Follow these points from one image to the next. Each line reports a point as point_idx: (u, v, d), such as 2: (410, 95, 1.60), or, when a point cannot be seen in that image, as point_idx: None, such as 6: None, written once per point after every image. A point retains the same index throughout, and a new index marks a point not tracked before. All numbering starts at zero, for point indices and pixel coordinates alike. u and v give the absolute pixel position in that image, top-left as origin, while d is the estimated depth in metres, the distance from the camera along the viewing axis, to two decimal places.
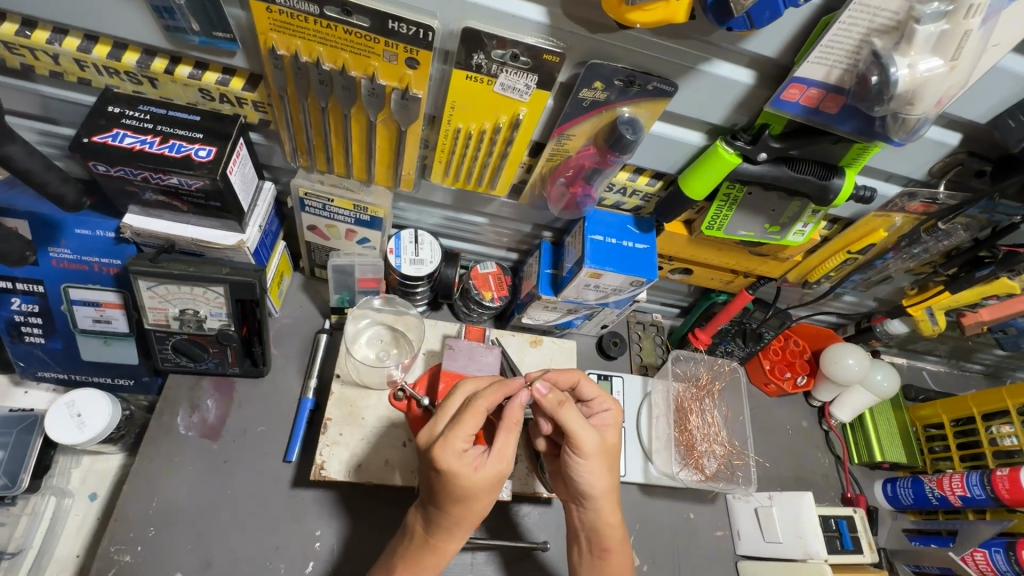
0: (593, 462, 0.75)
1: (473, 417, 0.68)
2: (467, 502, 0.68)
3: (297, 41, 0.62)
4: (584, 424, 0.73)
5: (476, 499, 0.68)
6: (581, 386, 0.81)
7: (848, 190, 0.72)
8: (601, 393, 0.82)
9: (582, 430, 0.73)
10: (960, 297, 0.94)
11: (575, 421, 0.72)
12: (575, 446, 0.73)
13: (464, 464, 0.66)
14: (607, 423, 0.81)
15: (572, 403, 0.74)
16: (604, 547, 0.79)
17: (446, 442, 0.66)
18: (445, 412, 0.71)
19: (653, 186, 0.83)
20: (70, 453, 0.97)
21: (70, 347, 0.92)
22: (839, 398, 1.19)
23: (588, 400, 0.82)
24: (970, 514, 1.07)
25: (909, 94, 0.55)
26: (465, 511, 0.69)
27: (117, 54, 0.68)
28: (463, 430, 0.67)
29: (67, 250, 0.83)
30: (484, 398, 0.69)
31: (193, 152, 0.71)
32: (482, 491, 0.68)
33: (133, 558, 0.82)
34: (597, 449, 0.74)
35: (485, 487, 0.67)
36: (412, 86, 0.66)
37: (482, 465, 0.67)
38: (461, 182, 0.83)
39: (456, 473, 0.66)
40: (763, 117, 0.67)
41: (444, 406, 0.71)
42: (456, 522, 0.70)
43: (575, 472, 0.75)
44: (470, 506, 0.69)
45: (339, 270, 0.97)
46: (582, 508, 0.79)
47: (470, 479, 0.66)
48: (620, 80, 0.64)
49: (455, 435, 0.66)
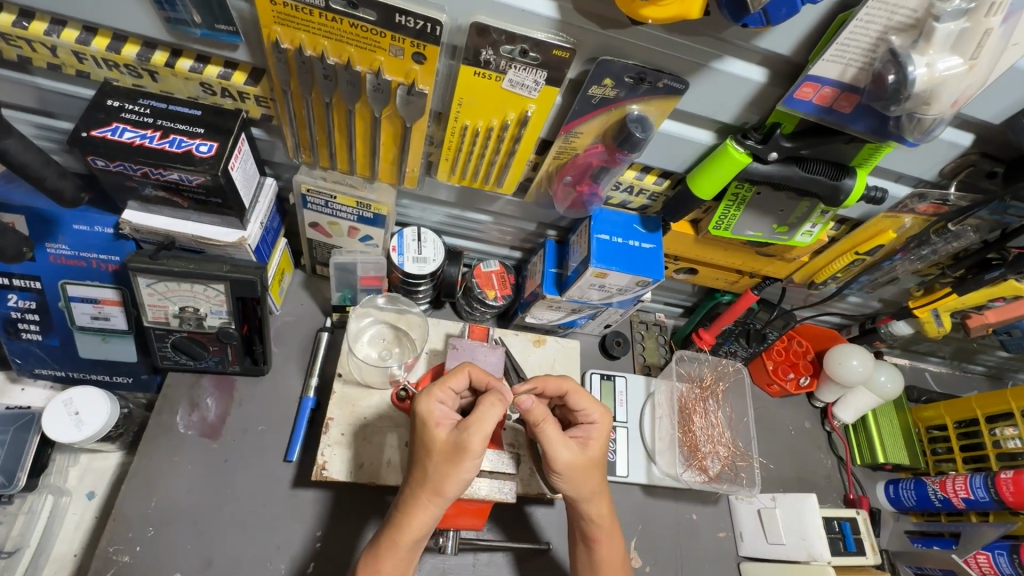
0: (568, 477, 0.75)
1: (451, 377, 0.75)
2: (425, 458, 0.69)
3: (301, 34, 0.61)
4: (560, 440, 0.74)
5: (433, 460, 0.68)
6: (569, 396, 0.80)
7: (859, 191, 0.71)
8: (590, 403, 0.80)
9: (556, 448, 0.74)
10: (967, 299, 0.93)
11: (549, 440, 0.73)
12: (550, 463, 0.74)
13: (430, 411, 0.70)
14: (592, 435, 0.78)
15: (550, 421, 0.74)
16: (594, 538, 0.79)
17: (419, 391, 0.73)
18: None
19: (660, 185, 0.82)
20: (67, 451, 0.95)
21: (68, 344, 0.91)
22: (842, 399, 1.18)
23: (578, 410, 0.80)
24: (973, 516, 1.07)
25: (926, 94, 0.54)
26: (422, 475, 0.69)
27: (117, 47, 0.66)
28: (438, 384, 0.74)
29: (65, 246, 0.82)
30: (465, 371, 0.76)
31: (194, 148, 0.70)
32: (438, 448, 0.68)
33: (132, 559, 0.81)
34: (571, 465, 0.74)
35: (442, 444, 0.68)
36: (418, 82, 0.65)
37: (445, 422, 0.70)
38: (465, 180, 0.82)
39: (420, 417, 0.70)
40: (774, 116, 0.66)
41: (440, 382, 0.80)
42: (415, 491, 0.69)
43: (553, 483, 0.77)
44: (428, 469, 0.68)
45: (341, 268, 0.96)
46: (572, 507, 0.79)
47: (429, 428, 0.69)
48: (630, 77, 0.63)
49: (429, 386, 0.73)
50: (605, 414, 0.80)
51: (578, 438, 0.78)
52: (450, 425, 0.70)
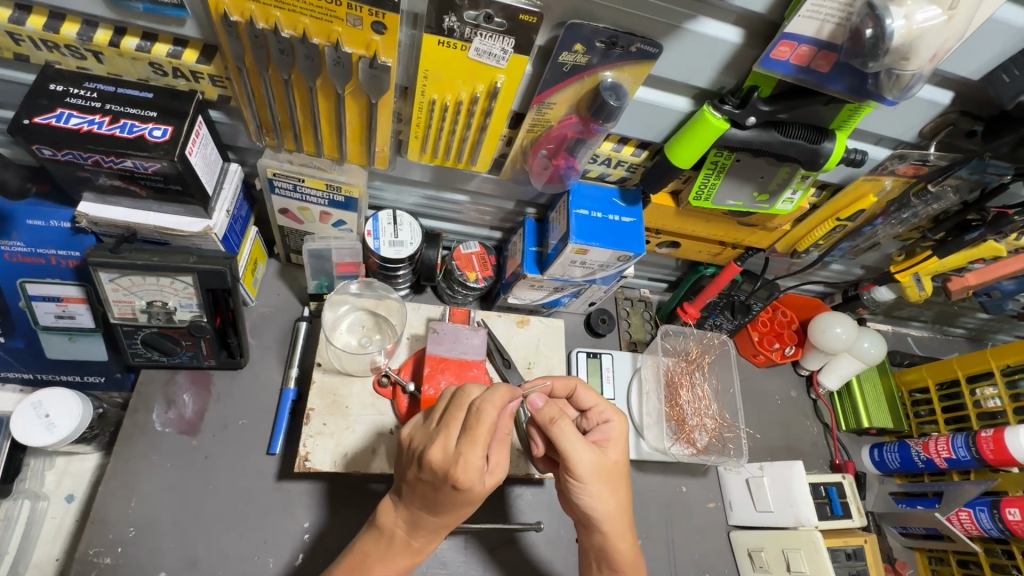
0: (593, 485, 0.71)
1: (486, 433, 0.62)
2: (462, 511, 0.66)
3: (251, 5, 0.57)
4: (578, 445, 0.70)
5: (468, 510, 0.66)
6: (578, 392, 0.79)
7: (839, 154, 0.69)
8: (599, 402, 0.79)
9: (575, 443, 0.70)
10: (947, 261, 0.94)
11: (567, 439, 0.70)
12: (570, 469, 0.70)
13: (478, 478, 0.62)
14: (610, 436, 0.76)
15: (567, 418, 0.71)
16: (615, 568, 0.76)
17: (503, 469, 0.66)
18: (456, 419, 0.64)
19: (639, 156, 0.80)
20: (42, 456, 0.93)
21: (33, 345, 0.87)
22: (826, 366, 1.19)
23: (588, 406, 0.79)
24: (955, 475, 1.09)
25: (905, 47, 0.52)
26: (453, 516, 0.67)
27: (54, 26, 0.62)
28: (477, 447, 0.62)
29: (20, 242, 0.78)
30: (495, 408, 0.63)
31: (147, 133, 0.66)
32: (480, 504, 0.65)
33: (114, 560, 0.79)
34: (593, 467, 0.70)
35: (484, 501, 0.65)
36: (380, 54, 0.62)
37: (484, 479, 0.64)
38: (438, 158, 0.79)
39: (469, 489, 0.62)
40: (751, 79, 0.64)
41: (453, 416, 0.64)
42: (439, 525, 0.69)
43: (575, 496, 0.72)
44: (461, 515, 0.67)
45: (315, 255, 0.93)
46: (592, 534, 0.75)
47: (475, 493, 0.63)
48: (602, 41, 0.60)
49: (472, 454, 0.61)
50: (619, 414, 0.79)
51: (597, 441, 0.76)
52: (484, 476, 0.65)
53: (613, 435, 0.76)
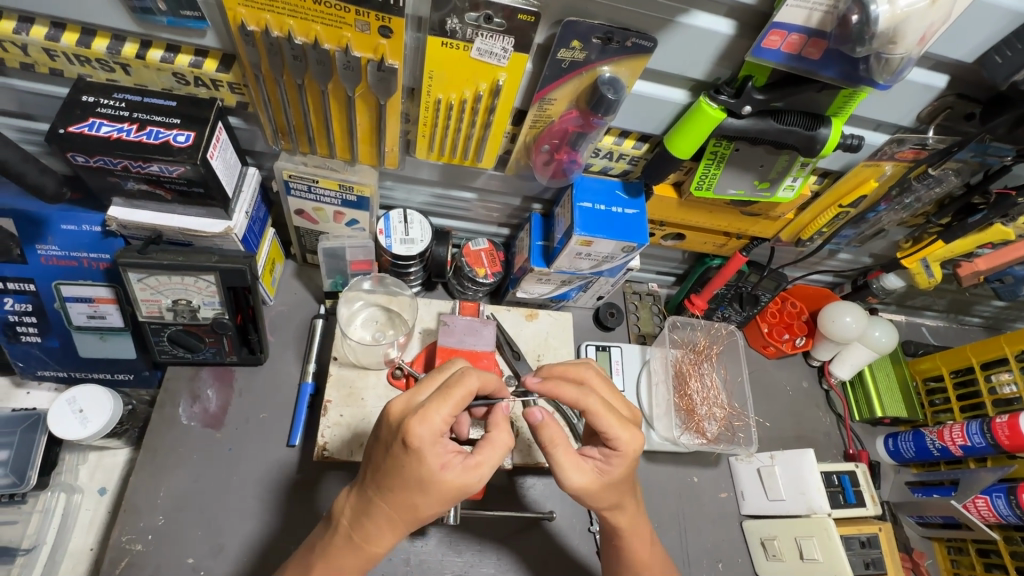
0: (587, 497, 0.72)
1: (461, 398, 0.62)
2: (413, 497, 0.63)
3: (266, 15, 0.61)
4: (569, 470, 0.69)
5: (422, 500, 0.63)
6: (591, 415, 0.69)
7: (836, 140, 0.71)
8: (614, 429, 0.69)
9: (567, 470, 0.69)
10: (953, 246, 0.94)
11: (558, 462, 0.69)
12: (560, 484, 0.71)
13: (435, 450, 0.61)
14: (616, 461, 0.70)
15: (560, 444, 0.69)
16: (627, 549, 0.80)
17: (474, 462, 0.64)
18: (431, 384, 0.67)
19: (640, 149, 0.82)
20: (76, 451, 0.98)
21: (68, 344, 0.92)
22: (838, 356, 1.19)
23: (600, 431, 0.70)
24: (972, 463, 1.08)
25: (891, 32, 0.54)
26: (404, 506, 0.64)
27: (86, 41, 0.67)
28: (444, 409, 0.61)
29: (55, 246, 0.83)
30: (478, 380, 0.64)
31: (171, 138, 0.70)
32: (435, 492, 0.62)
33: (145, 547, 0.83)
34: (585, 490, 0.70)
35: (441, 490, 0.62)
36: (387, 57, 0.65)
37: (448, 462, 0.63)
38: (445, 156, 0.82)
39: (420, 452, 0.60)
40: (745, 69, 0.66)
41: (432, 378, 0.67)
42: (389, 518, 0.65)
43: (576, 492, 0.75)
44: (414, 506, 0.64)
45: (330, 254, 0.96)
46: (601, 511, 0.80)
47: (433, 470, 0.61)
48: (598, 37, 0.62)
49: (436, 417, 0.61)
50: (632, 439, 0.70)
51: (602, 456, 0.72)
52: (449, 463, 0.63)
53: (621, 463, 0.70)
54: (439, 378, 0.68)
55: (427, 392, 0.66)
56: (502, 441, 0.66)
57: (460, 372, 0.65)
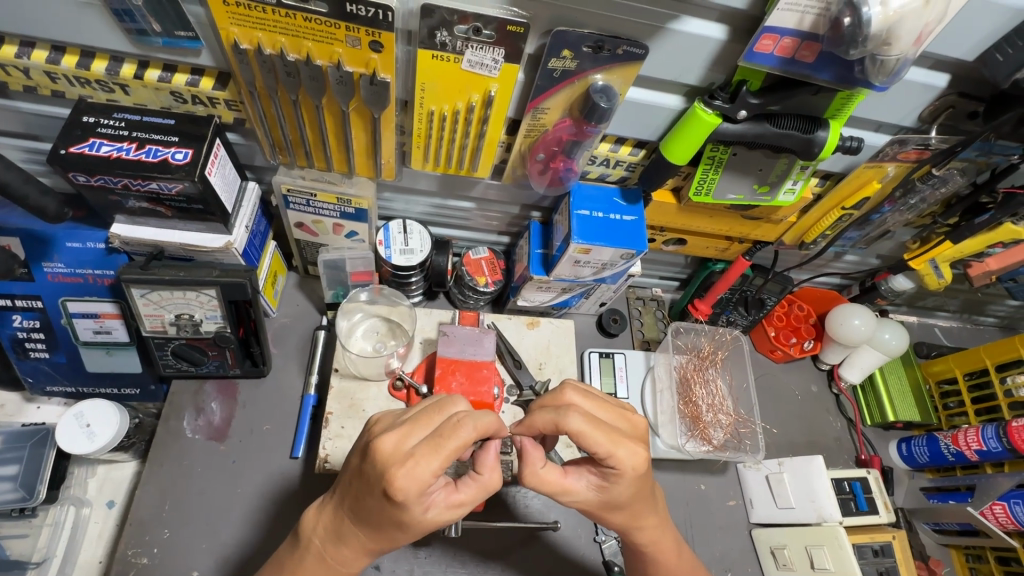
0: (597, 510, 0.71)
1: (453, 452, 0.58)
2: (391, 531, 0.62)
3: (259, 33, 0.62)
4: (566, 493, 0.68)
5: (401, 534, 0.63)
6: (578, 439, 0.64)
7: (834, 142, 0.70)
8: (607, 451, 0.64)
9: (560, 495, 0.69)
10: (964, 246, 0.92)
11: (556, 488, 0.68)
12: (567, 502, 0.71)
13: (419, 500, 0.58)
14: (618, 478, 0.67)
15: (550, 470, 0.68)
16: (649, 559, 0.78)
17: (454, 503, 0.63)
18: (424, 422, 0.61)
19: (636, 155, 0.82)
20: (85, 464, 0.99)
21: (75, 359, 0.94)
22: (847, 359, 1.17)
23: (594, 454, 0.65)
24: (988, 468, 1.05)
25: (884, 33, 0.53)
26: (381, 536, 0.64)
27: (85, 63, 0.68)
28: (434, 463, 0.57)
29: (61, 264, 0.84)
30: (475, 431, 0.59)
31: (170, 156, 0.71)
32: (414, 529, 0.62)
33: (151, 561, 0.83)
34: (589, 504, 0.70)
35: (421, 527, 0.62)
36: (379, 71, 0.65)
37: (430, 503, 0.61)
38: (442, 167, 0.82)
39: (405, 504, 0.58)
40: (740, 73, 0.65)
41: (428, 417, 0.61)
42: (364, 542, 0.66)
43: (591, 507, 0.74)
44: (392, 538, 0.64)
45: (330, 265, 0.97)
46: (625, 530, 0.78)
47: (414, 515, 0.60)
48: (589, 46, 0.62)
49: (423, 467, 0.57)
50: (630, 458, 0.65)
51: (606, 473, 0.68)
52: (431, 505, 0.61)
53: (620, 479, 0.67)
54: (437, 417, 0.62)
55: (422, 433, 0.60)
56: (485, 483, 0.65)
57: (457, 417, 0.60)
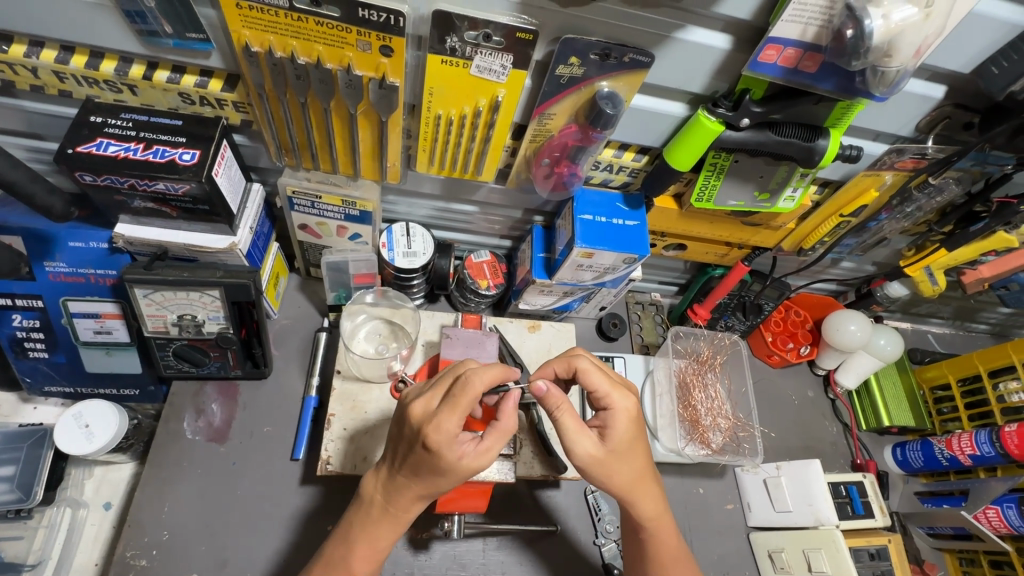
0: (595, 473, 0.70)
1: (469, 403, 0.62)
2: (436, 482, 0.65)
3: (270, 37, 0.63)
4: (575, 436, 0.68)
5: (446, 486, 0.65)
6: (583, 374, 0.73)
7: (834, 150, 0.71)
8: (608, 389, 0.72)
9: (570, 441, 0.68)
10: (958, 254, 0.94)
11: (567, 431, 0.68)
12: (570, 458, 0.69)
13: (452, 448, 0.62)
14: (617, 422, 0.71)
15: (566, 410, 0.68)
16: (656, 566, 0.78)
17: (486, 450, 0.64)
18: (441, 385, 0.65)
19: (639, 161, 0.83)
20: (82, 465, 0.98)
21: (74, 359, 0.93)
22: (843, 364, 1.18)
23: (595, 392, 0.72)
24: (981, 472, 1.07)
25: (885, 45, 0.54)
26: (428, 489, 0.66)
27: (94, 63, 0.68)
28: (454, 415, 0.61)
29: (63, 264, 0.84)
30: (485, 380, 0.63)
31: (177, 157, 0.71)
32: (454, 478, 0.64)
33: (150, 562, 0.83)
34: (593, 459, 0.69)
35: (459, 477, 0.64)
36: (388, 75, 0.66)
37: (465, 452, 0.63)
38: (447, 171, 0.83)
39: (439, 453, 0.62)
40: (742, 82, 0.66)
41: (442, 380, 0.66)
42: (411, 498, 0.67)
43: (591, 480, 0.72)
44: (437, 488, 0.66)
45: (334, 267, 0.98)
46: (631, 533, 0.79)
47: (450, 463, 0.62)
48: (596, 53, 0.63)
49: (448, 419, 0.61)
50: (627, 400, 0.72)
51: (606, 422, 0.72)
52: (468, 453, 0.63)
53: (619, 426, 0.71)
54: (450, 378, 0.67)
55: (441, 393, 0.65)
56: (507, 427, 0.65)
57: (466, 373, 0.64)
